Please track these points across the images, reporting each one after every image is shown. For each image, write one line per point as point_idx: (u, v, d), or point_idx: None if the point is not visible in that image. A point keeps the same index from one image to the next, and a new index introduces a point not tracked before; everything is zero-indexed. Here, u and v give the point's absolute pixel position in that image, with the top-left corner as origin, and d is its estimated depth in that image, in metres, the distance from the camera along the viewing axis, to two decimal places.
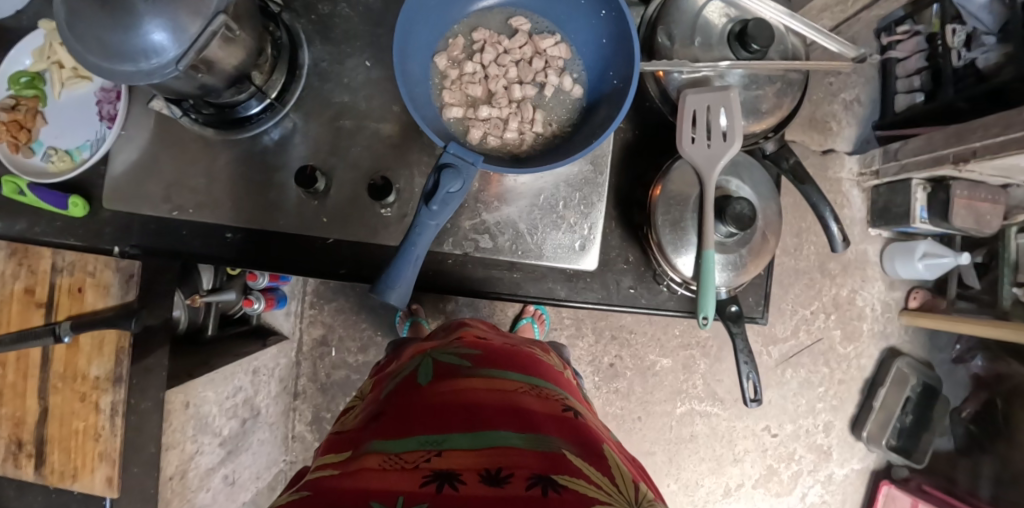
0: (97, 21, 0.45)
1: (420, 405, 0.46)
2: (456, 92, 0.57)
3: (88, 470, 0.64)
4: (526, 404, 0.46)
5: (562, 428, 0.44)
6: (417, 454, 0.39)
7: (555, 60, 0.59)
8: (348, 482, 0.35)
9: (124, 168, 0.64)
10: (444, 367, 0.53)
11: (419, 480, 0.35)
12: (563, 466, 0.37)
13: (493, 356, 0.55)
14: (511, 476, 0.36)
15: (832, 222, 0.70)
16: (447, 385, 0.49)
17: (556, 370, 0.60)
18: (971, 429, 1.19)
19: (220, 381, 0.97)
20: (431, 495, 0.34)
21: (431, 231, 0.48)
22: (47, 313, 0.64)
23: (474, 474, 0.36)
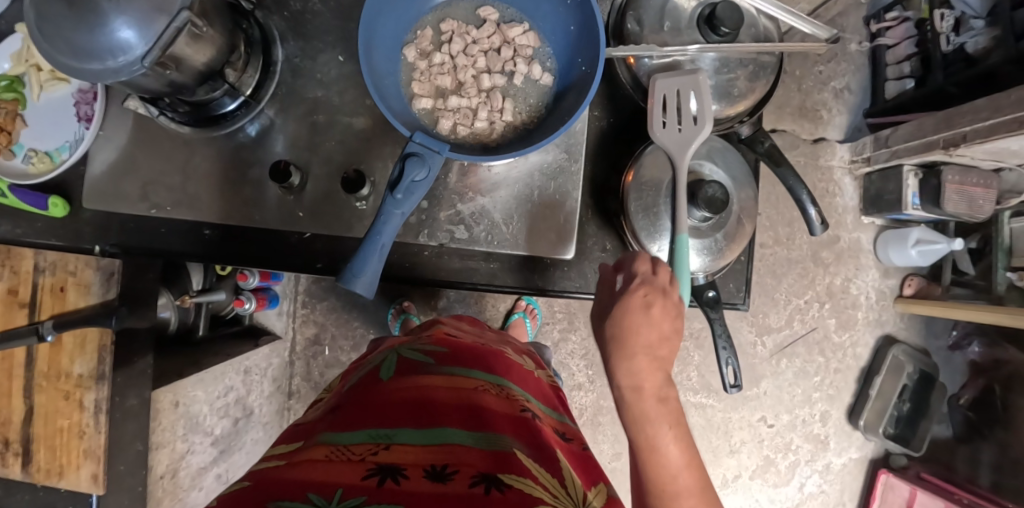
0: (63, 20, 0.45)
1: (378, 402, 0.46)
2: (426, 82, 0.58)
3: (74, 467, 0.65)
4: (483, 405, 0.46)
5: (516, 429, 0.45)
6: (366, 448, 0.39)
7: (524, 49, 0.59)
8: (289, 472, 0.35)
9: (102, 168, 0.65)
10: (408, 367, 0.53)
11: (361, 473, 0.35)
12: (509, 464, 0.38)
13: (456, 357, 0.56)
14: (455, 474, 0.36)
15: (809, 205, 0.70)
16: (407, 384, 0.49)
17: (522, 372, 0.61)
18: (970, 415, 1.18)
19: (210, 380, 0.97)
20: (371, 487, 0.33)
21: (395, 221, 0.47)
22: (30, 313, 0.65)
23: (419, 469, 0.36)
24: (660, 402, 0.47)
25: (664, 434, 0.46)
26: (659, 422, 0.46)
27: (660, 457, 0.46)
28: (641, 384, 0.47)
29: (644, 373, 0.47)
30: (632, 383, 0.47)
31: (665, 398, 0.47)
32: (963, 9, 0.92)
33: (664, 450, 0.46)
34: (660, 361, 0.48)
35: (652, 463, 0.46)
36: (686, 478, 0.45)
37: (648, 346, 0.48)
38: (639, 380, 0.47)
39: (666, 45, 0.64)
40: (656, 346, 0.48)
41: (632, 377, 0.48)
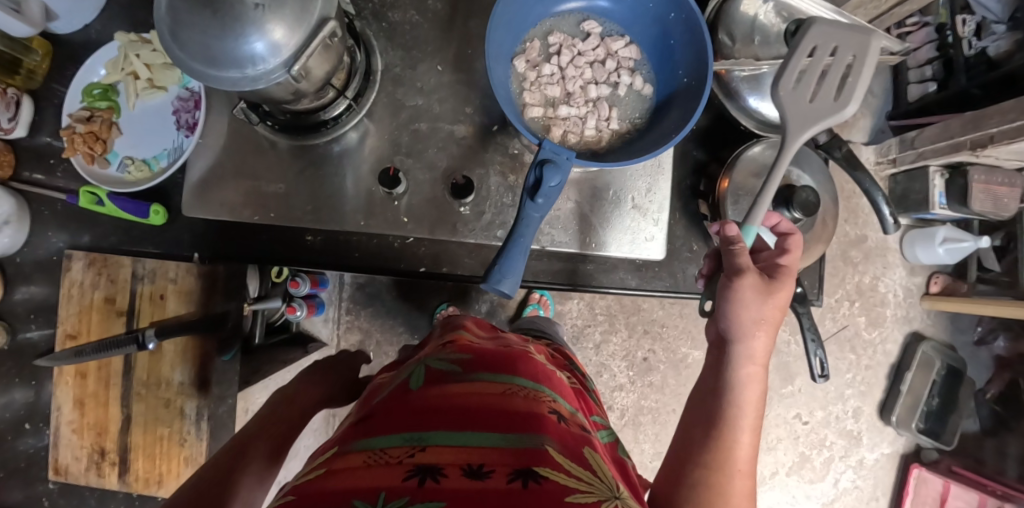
0: (207, 28, 0.46)
1: (400, 402, 0.38)
2: (536, 92, 0.59)
3: (175, 475, 0.65)
4: (511, 396, 0.38)
5: (550, 423, 0.37)
6: (399, 449, 0.32)
7: (626, 61, 0.62)
8: (323, 485, 0.28)
9: (203, 174, 0.65)
10: (432, 366, 0.44)
11: (400, 477, 0.28)
12: (549, 459, 0.31)
13: (482, 349, 0.48)
14: (494, 472, 0.29)
15: (884, 206, 0.74)
16: (431, 382, 0.41)
17: (549, 366, 0.52)
18: (997, 409, 1.21)
19: (272, 386, 1.00)
20: (411, 490, 0.27)
21: (535, 223, 0.50)
22: (128, 321, 0.65)
23: (458, 468, 0.29)
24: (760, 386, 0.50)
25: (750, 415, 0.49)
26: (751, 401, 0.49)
27: (738, 442, 0.47)
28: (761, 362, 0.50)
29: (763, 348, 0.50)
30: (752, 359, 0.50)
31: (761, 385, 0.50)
32: (983, 13, 0.97)
33: (742, 437, 0.48)
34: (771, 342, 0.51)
35: (732, 449, 0.47)
36: (744, 473, 0.46)
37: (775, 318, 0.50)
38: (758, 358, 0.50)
39: (757, 57, 0.66)
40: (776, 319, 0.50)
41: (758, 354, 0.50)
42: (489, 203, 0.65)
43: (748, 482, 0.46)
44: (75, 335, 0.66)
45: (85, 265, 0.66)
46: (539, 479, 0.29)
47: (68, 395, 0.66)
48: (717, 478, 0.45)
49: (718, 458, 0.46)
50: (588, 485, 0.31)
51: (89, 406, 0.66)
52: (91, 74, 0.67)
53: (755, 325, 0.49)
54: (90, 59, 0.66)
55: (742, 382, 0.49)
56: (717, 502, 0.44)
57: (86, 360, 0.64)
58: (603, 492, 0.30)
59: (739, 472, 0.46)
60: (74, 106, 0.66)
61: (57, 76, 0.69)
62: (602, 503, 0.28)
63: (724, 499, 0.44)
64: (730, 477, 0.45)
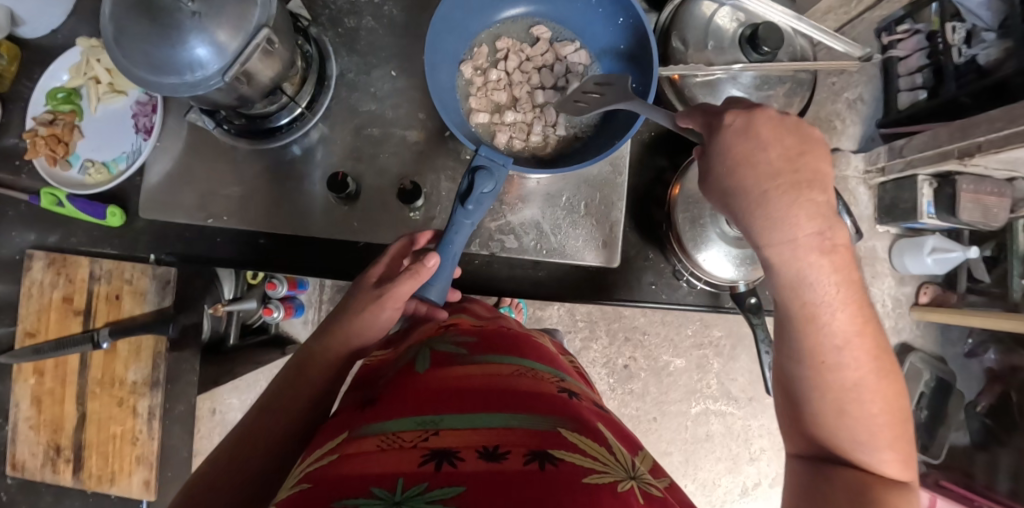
0: (146, 36, 0.47)
1: (411, 389, 0.40)
2: (482, 98, 0.60)
3: (126, 473, 0.68)
4: (521, 382, 0.40)
5: (561, 405, 0.39)
6: (413, 434, 0.34)
7: (576, 65, 0.62)
8: (341, 468, 0.30)
9: (159, 178, 0.66)
10: (441, 351, 0.46)
11: (416, 460, 0.31)
12: (561, 439, 0.33)
13: (492, 335, 0.50)
14: (509, 453, 0.31)
15: (843, 214, 0.70)
16: (441, 368, 0.43)
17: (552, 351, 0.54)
18: (987, 422, 1.14)
19: (242, 388, 1.03)
20: (429, 474, 0.29)
21: (467, 229, 0.50)
22: (85, 321, 0.67)
23: (473, 451, 0.32)
24: (820, 254, 0.32)
25: (823, 295, 0.32)
26: (819, 278, 0.32)
27: (822, 330, 0.32)
28: (792, 232, 0.32)
29: (794, 216, 0.32)
30: (772, 240, 0.33)
31: (826, 251, 0.32)
32: (974, 22, 0.95)
33: (826, 322, 0.32)
34: (810, 190, 0.33)
35: (818, 344, 0.33)
36: (853, 351, 0.32)
37: (778, 169, 0.33)
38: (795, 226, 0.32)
39: (710, 63, 0.66)
40: (790, 164, 0.33)
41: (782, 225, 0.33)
42: (439, 209, 0.66)
43: (872, 348, 0.32)
44: (33, 333, 0.67)
45: (45, 265, 0.67)
46: (554, 461, 0.31)
47: (26, 392, 0.67)
48: (805, 368, 0.34)
49: (798, 348, 0.33)
50: (601, 461, 0.33)
51: (45, 403, 0.67)
52: (55, 79, 0.69)
53: (753, 205, 0.34)
54: (54, 64, 0.68)
55: (778, 268, 0.34)
56: (813, 398, 0.34)
57: (43, 358, 0.66)
58: (617, 468, 0.33)
59: (829, 359, 0.32)
60: (39, 110, 0.68)
61: (24, 78, 0.70)
62: (616, 481, 0.30)
63: (833, 391, 0.33)
64: (827, 364, 0.33)
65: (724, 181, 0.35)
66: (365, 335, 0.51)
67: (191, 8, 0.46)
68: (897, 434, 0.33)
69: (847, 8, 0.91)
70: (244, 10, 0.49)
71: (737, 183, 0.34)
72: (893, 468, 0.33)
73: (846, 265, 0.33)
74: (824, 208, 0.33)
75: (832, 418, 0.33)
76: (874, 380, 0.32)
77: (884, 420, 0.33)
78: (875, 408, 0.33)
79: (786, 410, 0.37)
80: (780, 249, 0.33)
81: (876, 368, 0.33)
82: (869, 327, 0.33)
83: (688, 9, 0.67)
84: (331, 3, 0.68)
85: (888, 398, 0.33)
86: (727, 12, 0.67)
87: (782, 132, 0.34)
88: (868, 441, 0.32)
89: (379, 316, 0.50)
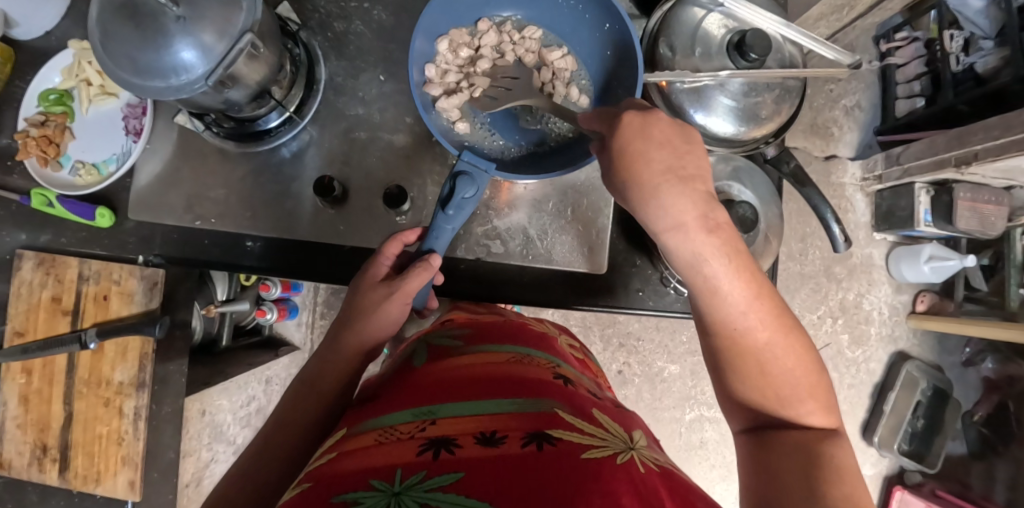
0: (130, 39, 0.47)
1: (408, 389, 0.42)
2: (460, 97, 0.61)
3: (111, 474, 0.67)
4: (517, 371, 0.42)
5: (557, 390, 0.40)
6: (412, 426, 0.35)
7: (562, 71, 0.62)
8: (343, 465, 0.32)
9: (149, 180, 0.67)
10: (435, 350, 0.48)
11: (415, 450, 0.32)
12: (556, 420, 0.35)
13: (487, 331, 0.52)
14: (506, 438, 0.33)
15: (833, 223, 0.70)
16: (438, 366, 0.44)
17: (549, 337, 0.55)
18: (985, 432, 1.13)
19: (234, 389, 1.01)
20: (428, 462, 0.31)
21: (448, 233, 0.51)
22: (74, 321, 0.67)
23: (470, 438, 0.33)
24: (706, 233, 0.39)
25: (719, 269, 0.39)
26: (712, 256, 0.39)
27: (726, 301, 0.39)
28: (682, 221, 0.39)
29: (681, 207, 0.39)
30: (667, 228, 0.40)
31: (711, 229, 0.39)
32: (972, 30, 0.93)
33: (727, 293, 0.39)
34: (693, 183, 0.40)
35: (726, 311, 0.39)
36: (756, 314, 0.38)
37: (668, 168, 0.40)
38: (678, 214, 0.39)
39: (697, 70, 0.65)
40: (677, 161, 0.40)
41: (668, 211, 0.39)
42: (425, 213, 0.67)
43: (772, 312, 0.38)
44: (22, 333, 0.67)
45: (34, 265, 0.67)
46: (550, 440, 0.32)
47: (14, 391, 0.68)
48: (723, 339, 0.39)
49: (710, 318, 0.40)
50: (597, 438, 0.34)
51: (33, 402, 0.67)
52: (47, 81, 0.69)
53: (649, 196, 0.40)
54: (46, 66, 0.69)
55: (677, 252, 0.40)
56: (736, 360, 0.39)
57: (31, 357, 0.66)
58: (612, 444, 0.34)
59: (738, 323, 0.38)
60: (31, 111, 0.69)
61: (17, 79, 0.71)
62: (614, 455, 0.32)
63: (751, 348, 0.38)
64: (737, 328, 0.38)
65: (626, 178, 0.41)
66: (374, 336, 0.53)
67: (175, 12, 0.47)
68: (815, 388, 0.38)
69: (840, 16, 0.91)
70: (228, 14, 0.49)
71: (631, 179, 0.41)
72: (819, 420, 0.37)
73: (734, 249, 0.39)
74: (706, 197, 0.40)
75: (755, 377, 0.38)
76: (780, 340, 0.38)
77: (799, 374, 0.37)
78: (791, 363, 0.38)
79: (720, 388, 0.41)
80: (674, 235, 0.40)
81: (779, 330, 0.38)
82: (764, 294, 0.39)
83: (677, 14, 0.67)
84: (320, 7, 0.68)
85: (799, 355, 0.38)
86: (717, 19, 0.67)
87: (674, 137, 0.41)
88: (793, 393, 0.37)
89: (389, 312, 0.52)
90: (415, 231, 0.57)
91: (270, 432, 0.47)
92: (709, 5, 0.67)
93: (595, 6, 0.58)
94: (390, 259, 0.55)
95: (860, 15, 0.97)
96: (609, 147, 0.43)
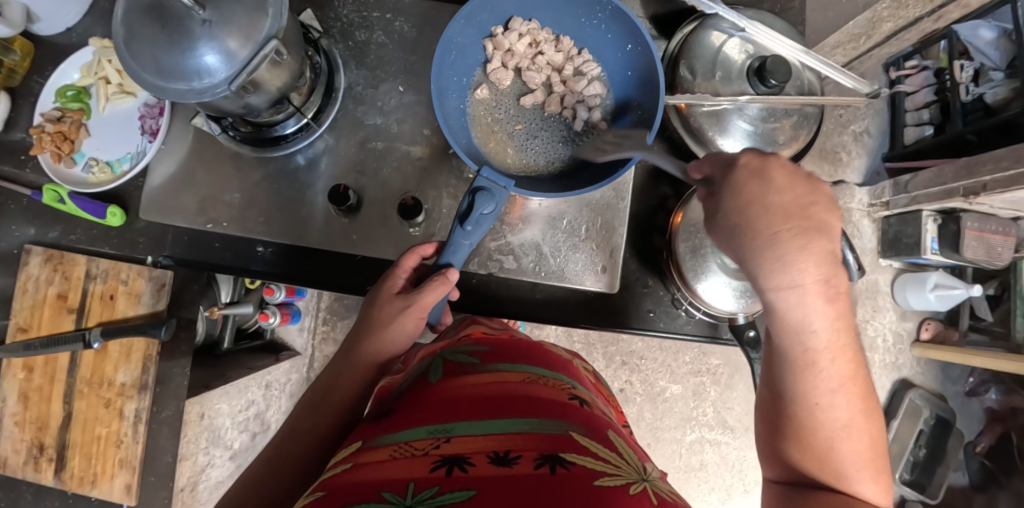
0: (156, 41, 0.47)
1: (423, 402, 0.41)
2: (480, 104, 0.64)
3: (108, 477, 0.66)
4: (534, 393, 0.41)
5: (573, 412, 0.39)
6: (425, 441, 0.35)
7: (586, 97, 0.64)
8: (355, 476, 0.32)
9: (163, 180, 0.67)
10: (453, 365, 0.47)
11: (428, 466, 0.32)
12: (570, 443, 0.34)
13: (505, 350, 0.50)
14: (519, 458, 0.32)
15: (848, 251, 0.69)
16: (454, 381, 0.44)
17: (566, 360, 0.54)
18: (987, 464, 1.11)
19: (234, 393, 0.96)
20: (440, 478, 0.30)
21: (465, 248, 0.51)
22: (78, 319, 0.66)
23: (483, 456, 0.33)
24: (827, 303, 0.31)
25: (823, 343, 0.33)
26: (819, 330, 0.32)
27: (819, 378, 0.33)
28: (800, 280, 0.31)
29: (802, 262, 0.31)
30: (780, 285, 0.31)
31: (831, 298, 0.32)
32: (982, 60, 0.93)
33: (824, 368, 0.33)
34: (819, 236, 0.31)
35: (812, 386, 0.34)
36: (846, 393, 0.33)
37: (790, 214, 0.31)
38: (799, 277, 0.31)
39: (716, 93, 0.66)
40: (801, 210, 0.32)
41: (796, 271, 0.31)
42: (438, 226, 0.67)
43: (861, 391, 0.34)
44: (26, 329, 0.66)
45: (42, 261, 0.67)
46: (564, 464, 0.31)
47: (13, 388, 0.67)
48: (796, 408, 0.35)
49: (794, 392, 0.34)
50: (611, 466, 0.33)
51: (32, 400, 0.66)
52: (66, 77, 0.69)
53: (767, 251, 0.31)
54: (65, 62, 0.69)
55: (784, 315, 0.33)
56: (805, 433, 0.35)
57: (32, 354, 0.65)
58: (625, 471, 0.33)
59: (823, 401, 0.34)
60: (47, 106, 0.68)
61: (36, 73, 0.71)
62: (628, 483, 0.31)
63: (825, 429, 0.34)
64: (818, 404, 0.34)
65: (738, 222, 0.33)
66: (389, 351, 0.52)
67: (202, 15, 0.46)
68: (879, 467, 0.34)
69: (856, 44, 0.92)
70: (254, 19, 0.48)
71: (750, 225, 0.32)
72: (872, 493, 0.34)
73: (843, 317, 0.33)
74: (830, 256, 0.31)
75: (820, 452, 0.34)
76: (861, 420, 0.34)
77: (865, 453, 0.34)
78: (863, 444, 0.34)
79: (766, 438, 0.38)
80: (787, 294, 0.32)
81: (862, 408, 0.34)
82: (858, 374, 0.34)
83: (697, 38, 0.67)
84: (342, 16, 0.69)
85: (872, 436, 0.34)
86: (736, 44, 0.67)
87: (798, 183, 0.33)
88: (854, 474, 0.34)
89: (404, 327, 0.51)
90: (432, 245, 0.56)
91: (283, 443, 0.46)
92: (730, 29, 0.67)
93: (619, 29, 0.61)
94: (407, 272, 0.55)
95: (876, 44, 0.97)
96: (717, 192, 0.35)
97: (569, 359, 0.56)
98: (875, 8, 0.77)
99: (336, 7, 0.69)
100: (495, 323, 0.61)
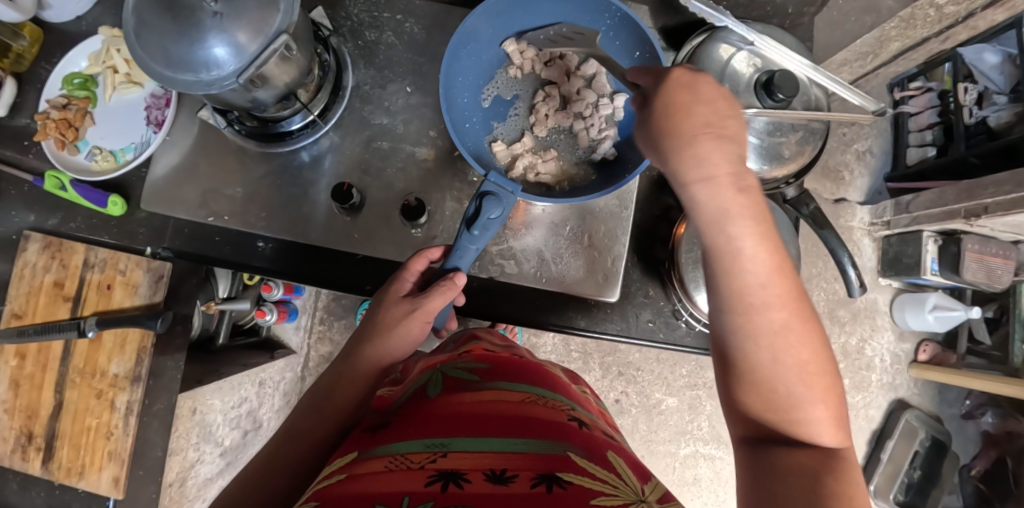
0: (165, 31, 0.47)
1: (420, 418, 0.41)
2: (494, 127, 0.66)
3: (96, 468, 0.65)
4: (531, 412, 0.40)
5: (570, 434, 0.39)
6: (422, 456, 0.35)
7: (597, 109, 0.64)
8: (350, 488, 0.32)
9: (165, 172, 0.67)
10: (452, 381, 0.46)
11: (423, 480, 0.32)
12: (566, 463, 0.34)
13: (506, 368, 0.49)
14: (516, 477, 0.32)
15: (850, 268, 0.69)
16: (453, 398, 0.43)
17: (565, 382, 0.53)
18: (982, 488, 1.10)
19: (227, 389, 0.91)
20: (436, 493, 0.30)
21: (472, 253, 0.52)
22: (74, 307, 0.66)
23: (479, 473, 0.33)
24: (735, 192, 0.37)
25: (745, 236, 0.37)
26: (740, 217, 0.37)
27: (743, 269, 0.37)
28: (712, 174, 0.37)
29: (716, 160, 0.38)
30: (711, 181, 0.36)
31: (742, 190, 0.37)
32: (986, 84, 0.93)
33: (747, 260, 0.37)
34: (727, 141, 0.38)
35: (741, 282, 0.37)
36: (774, 289, 0.36)
37: (707, 122, 0.39)
38: (711, 166, 0.38)
39: None
40: (718, 119, 0.39)
41: (704, 163, 0.38)
42: (440, 228, 0.67)
43: (788, 292, 0.36)
44: (20, 315, 0.66)
45: (40, 247, 0.66)
46: (561, 483, 0.31)
47: (4, 374, 0.66)
48: (733, 313, 0.37)
49: (728, 296, 0.37)
50: (609, 487, 0.32)
51: (23, 387, 0.66)
52: (73, 65, 0.69)
53: (684, 146, 0.39)
54: (73, 50, 0.69)
55: (705, 209, 0.38)
56: (750, 350, 0.37)
57: (25, 342, 0.64)
58: (623, 492, 0.32)
59: (755, 299, 0.36)
60: (53, 93, 0.68)
61: (43, 60, 0.71)
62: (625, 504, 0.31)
63: (766, 332, 0.36)
64: (752, 305, 0.36)
65: (666, 130, 0.40)
66: (391, 355, 0.51)
67: (213, 8, 0.46)
68: (827, 387, 0.36)
69: (863, 62, 0.92)
70: (265, 15, 0.48)
71: (674, 128, 0.40)
72: (828, 434, 0.35)
73: (761, 218, 0.37)
74: (739, 159, 0.38)
75: (765, 364, 0.36)
76: (793, 320, 0.36)
77: (807, 368, 0.36)
78: (803, 355, 0.36)
79: (722, 378, 0.40)
80: (704, 188, 0.38)
81: (796, 313, 0.36)
82: (785, 275, 0.37)
83: (706, 51, 0.67)
84: (353, 16, 0.70)
85: (811, 346, 0.36)
86: (745, 57, 0.67)
87: (720, 101, 0.40)
88: (800, 397, 0.35)
89: (410, 330, 0.51)
90: (439, 249, 0.56)
91: (279, 443, 0.46)
92: (739, 42, 0.67)
93: (629, 35, 0.62)
94: (414, 276, 0.54)
95: (883, 62, 0.98)
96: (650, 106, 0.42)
97: (569, 383, 0.55)
98: (882, 27, 0.80)
99: (347, 6, 0.70)
100: (500, 341, 0.60)
